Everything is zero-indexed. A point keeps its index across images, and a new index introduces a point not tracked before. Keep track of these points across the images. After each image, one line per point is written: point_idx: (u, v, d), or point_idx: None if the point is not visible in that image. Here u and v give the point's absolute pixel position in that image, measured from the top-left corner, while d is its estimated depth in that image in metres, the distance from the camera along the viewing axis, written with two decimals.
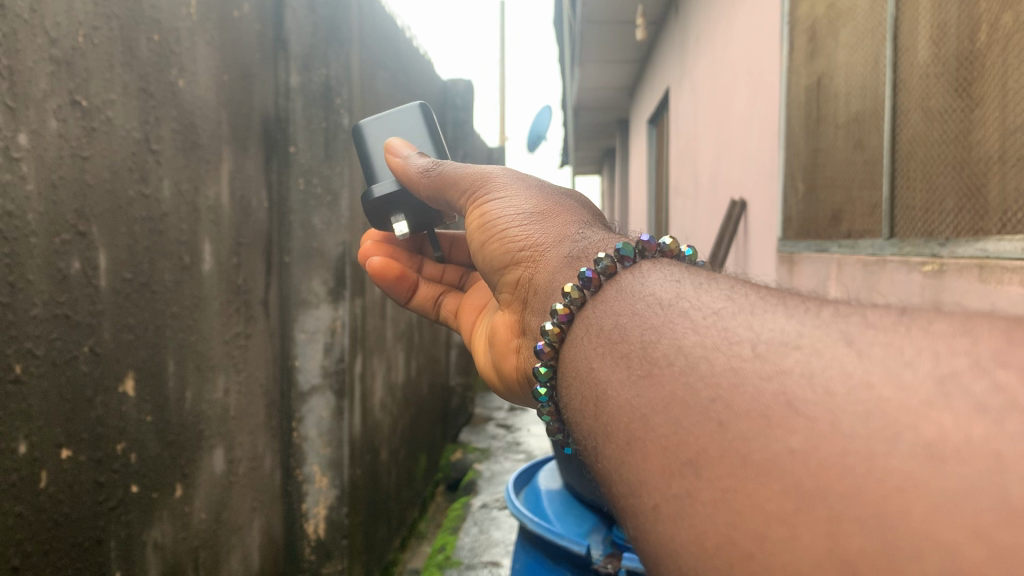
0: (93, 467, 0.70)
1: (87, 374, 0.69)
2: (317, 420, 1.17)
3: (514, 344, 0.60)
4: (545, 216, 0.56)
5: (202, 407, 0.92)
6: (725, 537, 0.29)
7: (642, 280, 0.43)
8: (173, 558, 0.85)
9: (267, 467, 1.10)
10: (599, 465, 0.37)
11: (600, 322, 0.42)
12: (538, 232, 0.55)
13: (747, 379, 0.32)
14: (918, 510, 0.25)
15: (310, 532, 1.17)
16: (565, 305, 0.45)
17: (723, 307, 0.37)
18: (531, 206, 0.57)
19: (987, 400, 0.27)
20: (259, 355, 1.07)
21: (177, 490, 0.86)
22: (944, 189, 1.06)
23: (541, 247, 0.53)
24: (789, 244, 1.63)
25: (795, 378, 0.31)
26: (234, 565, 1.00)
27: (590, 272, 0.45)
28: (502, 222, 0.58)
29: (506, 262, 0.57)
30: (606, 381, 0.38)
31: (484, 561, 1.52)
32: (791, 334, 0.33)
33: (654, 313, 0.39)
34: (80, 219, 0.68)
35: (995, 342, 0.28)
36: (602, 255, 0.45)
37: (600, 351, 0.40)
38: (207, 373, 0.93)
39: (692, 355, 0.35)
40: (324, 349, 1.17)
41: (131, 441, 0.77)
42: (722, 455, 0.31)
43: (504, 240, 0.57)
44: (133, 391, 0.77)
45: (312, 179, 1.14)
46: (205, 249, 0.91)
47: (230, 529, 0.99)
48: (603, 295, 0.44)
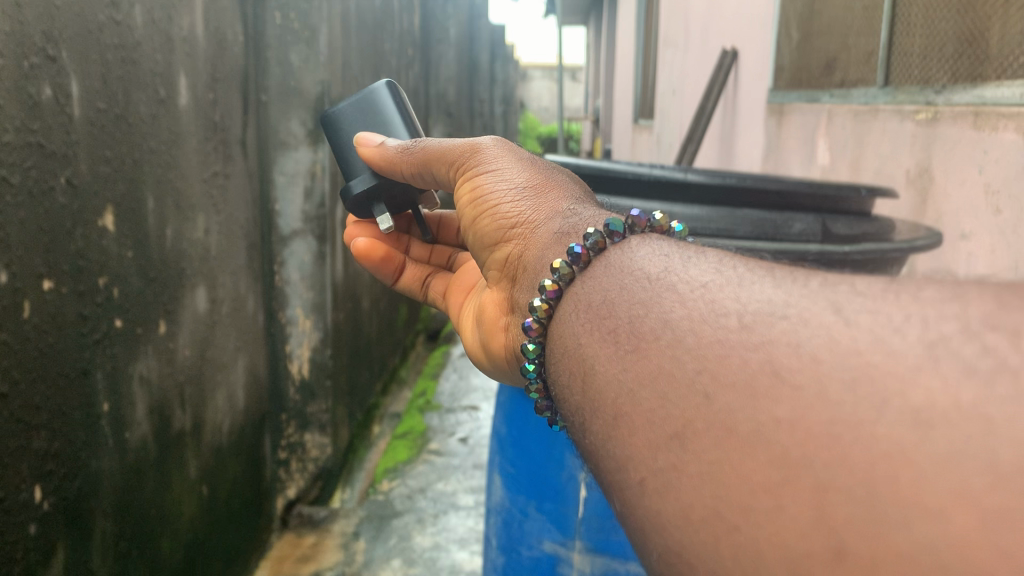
0: (75, 299, 0.70)
1: (66, 206, 0.68)
2: (298, 264, 1.17)
3: (504, 321, 0.48)
4: (538, 188, 0.46)
5: (183, 245, 0.91)
6: (711, 509, 0.25)
7: (634, 255, 0.34)
8: (159, 392, 0.87)
9: (249, 308, 1.10)
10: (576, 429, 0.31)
11: (589, 299, 0.34)
12: (529, 206, 0.45)
13: (733, 349, 0.26)
14: (903, 475, 0.22)
15: (294, 373, 1.19)
16: (553, 281, 0.36)
17: (715, 279, 0.29)
18: (521, 179, 0.47)
19: (977, 362, 0.22)
20: (239, 195, 1.05)
21: (160, 326, 0.87)
22: (945, 33, 1.02)
23: (532, 223, 0.44)
24: (778, 96, 1.60)
25: (780, 346, 0.25)
26: (218, 401, 1.02)
27: (578, 247, 0.35)
28: (486, 191, 0.48)
29: (490, 245, 0.47)
30: (593, 357, 0.31)
31: (463, 405, 1.59)
32: (776, 303, 0.27)
33: (642, 287, 0.31)
34: (48, 42, 0.64)
35: (985, 305, 0.23)
36: (589, 229, 0.36)
37: (588, 328, 0.32)
38: (187, 211, 0.92)
39: (680, 327, 0.28)
40: (305, 191, 1.15)
41: (113, 276, 0.77)
42: (708, 426, 0.25)
43: (490, 218, 0.47)
44: (113, 226, 0.76)
45: (289, 13, 1.09)
46: (180, 82, 0.88)
47: (214, 366, 1.01)
48: (590, 275, 0.35)
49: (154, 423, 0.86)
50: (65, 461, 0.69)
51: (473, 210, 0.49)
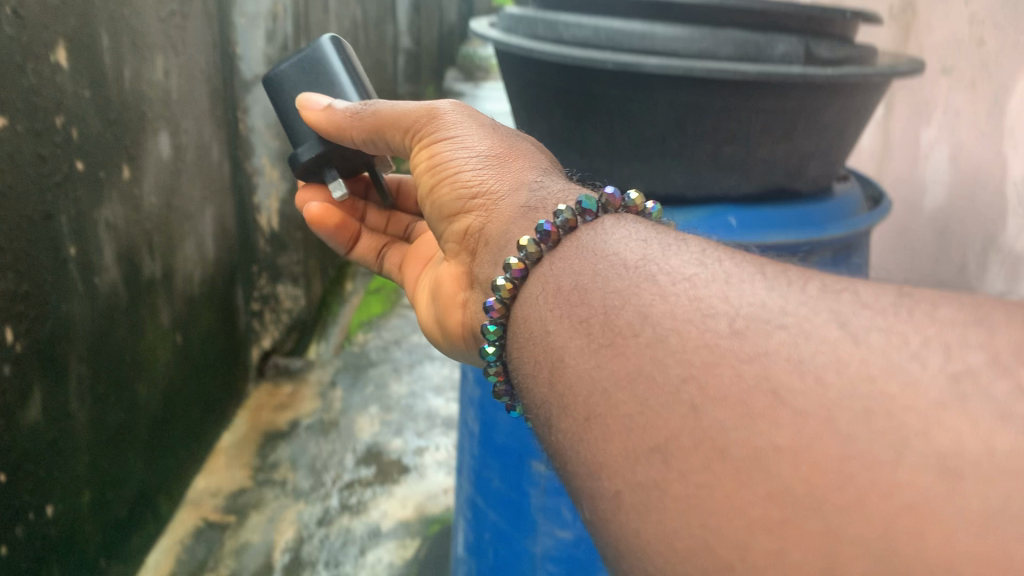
0: (32, 140, 0.66)
1: (12, 39, 0.62)
2: (262, 112, 1.12)
3: (461, 298, 0.47)
4: (501, 160, 0.45)
5: (142, 87, 0.86)
6: (699, 540, 0.24)
7: (607, 238, 0.34)
8: (126, 240, 0.85)
9: (214, 157, 1.06)
10: (543, 414, 0.31)
11: (559, 283, 0.34)
12: (491, 176, 0.44)
13: (722, 358, 0.26)
14: (933, 536, 0.21)
15: (264, 225, 1.18)
16: (520, 259, 0.36)
17: (697, 275, 0.30)
18: (484, 149, 0.46)
19: (1011, 406, 0.23)
20: (199, 36, 0.99)
21: (124, 172, 0.83)
22: None
23: (496, 197, 0.43)
24: None
25: (777, 361, 0.25)
26: (188, 251, 1.00)
27: (547, 225, 0.36)
28: (445, 156, 0.46)
29: (448, 214, 0.46)
30: (562, 348, 0.31)
31: None
32: (772, 309, 0.27)
33: (617, 276, 0.31)
34: None
35: (1012, 336, 0.25)
36: (561, 206, 0.36)
37: (557, 314, 0.32)
38: (145, 52, 0.86)
39: (660, 324, 0.28)
40: (267, 35, 1.09)
41: (70, 116, 0.72)
42: (696, 444, 0.25)
43: (449, 187, 0.45)
44: (66, 62, 0.71)
45: None
46: None
47: (181, 216, 0.98)
48: (562, 254, 0.35)
49: (122, 269, 0.84)
50: (35, 303, 0.68)
51: (433, 173, 0.47)
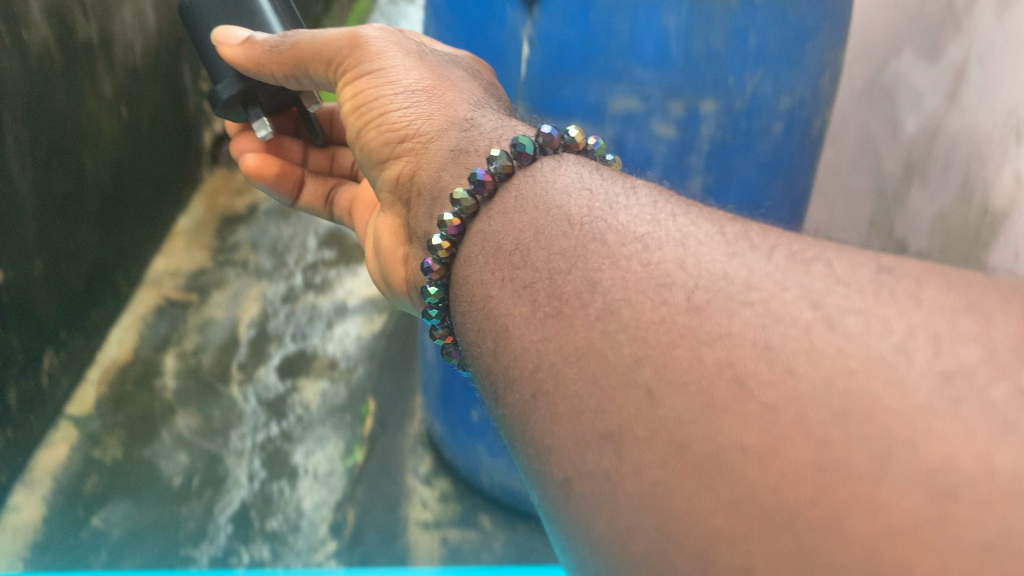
0: None
1: None
2: None
3: (400, 253, 0.46)
4: (430, 95, 0.42)
5: None
6: (654, 544, 0.22)
7: (548, 193, 0.32)
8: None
9: None
10: (489, 387, 0.29)
11: (501, 242, 0.32)
12: (421, 115, 0.41)
13: (681, 339, 0.24)
14: (922, 567, 0.18)
15: None
16: (454, 213, 0.34)
17: (649, 233, 0.28)
18: (411, 81, 0.43)
19: (1012, 414, 0.20)
20: None
21: None
22: None
23: (426, 139, 0.41)
24: None
25: (743, 346, 0.23)
26: (127, 19, 0.90)
27: (481, 174, 0.34)
28: (371, 89, 0.43)
29: (375, 154, 0.44)
30: (506, 313, 0.29)
31: None
32: (735, 280, 0.25)
33: (562, 236, 0.29)
34: None
35: (1009, 329, 0.22)
36: (494, 152, 0.34)
37: (499, 277, 0.30)
38: None
39: (612, 295, 0.26)
40: None
41: None
42: (652, 435, 0.23)
43: (380, 126, 0.43)
44: None
45: None
46: None
47: None
48: (502, 204, 0.33)
49: (54, 29, 0.74)
50: None
51: (359, 108, 0.44)
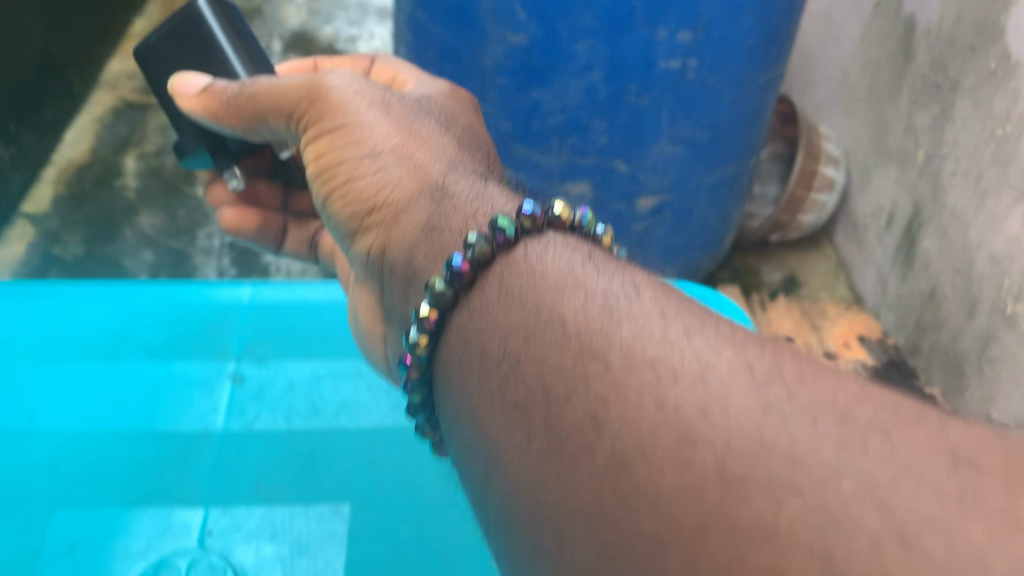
0: None
1: None
2: None
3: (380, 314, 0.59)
4: (397, 155, 0.52)
5: None
6: None
7: (529, 277, 0.40)
8: None
9: None
10: (484, 498, 0.38)
11: (486, 346, 0.40)
12: (390, 181, 0.51)
13: (699, 510, 0.29)
14: None
15: None
16: (430, 307, 0.42)
17: (655, 359, 0.34)
18: (378, 144, 0.53)
19: None
20: None
21: None
22: None
23: (395, 206, 0.50)
24: None
25: (807, 544, 0.27)
26: None
27: (458, 260, 0.41)
28: (342, 145, 0.54)
29: (350, 218, 0.54)
30: (502, 440, 0.37)
31: None
32: (781, 456, 0.29)
33: (558, 350, 0.36)
34: None
35: None
36: (471, 238, 0.41)
37: (485, 390, 0.39)
38: None
39: (630, 439, 0.32)
40: None
41: None
42: None
43: (352, 188, 0.53)
44: None
45: None
46: None
47: None
48: (483, 295, 0.41)
49: None
50: None
51: (337, 164, 0.54)
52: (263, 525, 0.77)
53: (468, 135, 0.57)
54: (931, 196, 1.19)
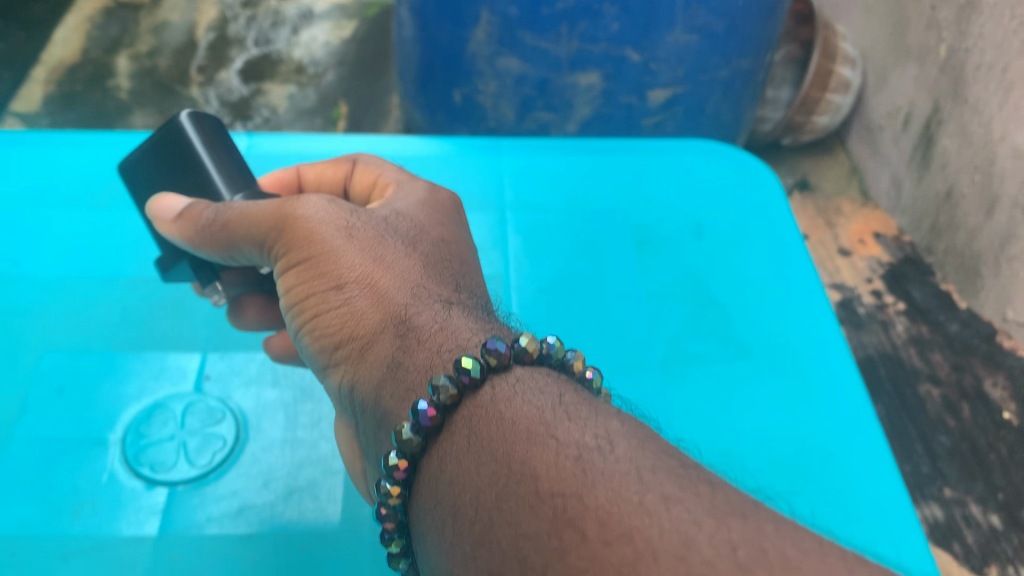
0: None
1: None
2: None
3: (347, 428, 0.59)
4: (366, 293, 0.52)
5: None
6: None
7: (494, 424, 0.43)
8: None
9: None
10: None
11: (456, 502, 0.41)
12: (361, 323, 0.51)
13: None
14: None
15: None
16: (400, 455, 0.45)
17: (632, 529, 0.35)
18: (344, 280, 0.52)
19: None
20: None
21: None
22: None
23: (368, 352, 0.50)
24: None
25: None
26: None
27: (423, 406, 0.43)
28: (306, 278, 0.53)
29: (316, 352, 0.54)
30: None
31: None
32: None
33: (528, 517, 0.37)
34: None
35: None
36: (436, 384, 0.44)
37: (456, 549, 0.40)
38: None
39: None
40: None
41: None
42: None
43: (319, 325, 0.52)
44: None
45: None
46: None
47: None
48: (452, 444, 0.44)
49: None
50: None
51: (308, 291, 0.53)
52: (263, 370, 0.80)
53: (434, 253, 0.56)
54: (951, 94, 1.16)
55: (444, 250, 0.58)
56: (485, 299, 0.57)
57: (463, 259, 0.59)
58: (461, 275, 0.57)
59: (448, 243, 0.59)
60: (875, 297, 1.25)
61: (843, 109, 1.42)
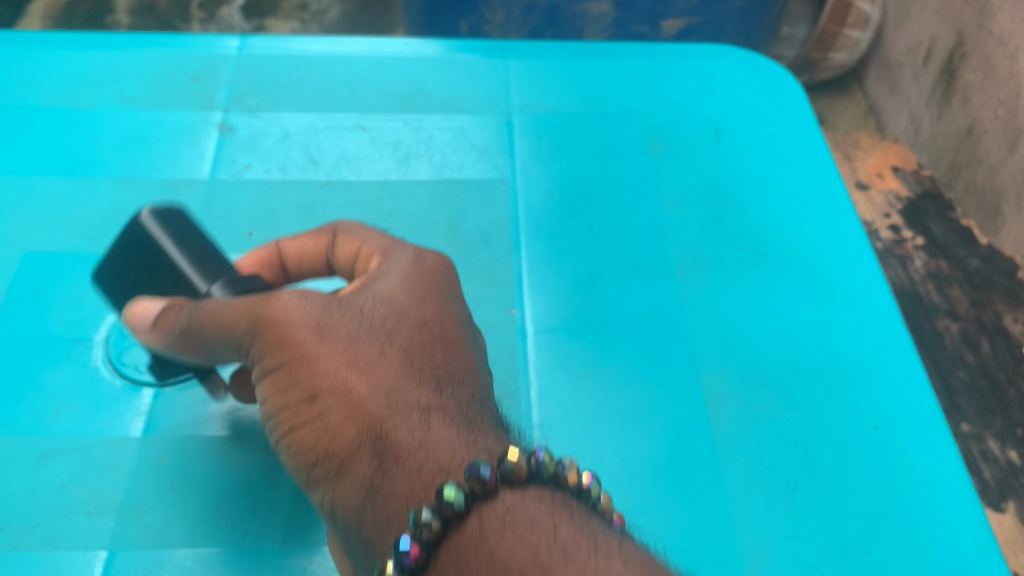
0: None
1: None
2: None
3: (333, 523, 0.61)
4: (341, 402, 0.53)
5: None
6: None
7: (483, 557, 0.45)
8: None
9: None
10: None
11: None
12: (338, 435, 0.53)
13: None
14: None
15: None
16: None
17: None
18: (317, 387, 0.53)
19: None
20: None
21: None
22: None
23: (348, 469, 0.52)
24: None
25: None
26: None
27: (408, 541, 0.46)
28: (284, 380, 0.54)
29: (299, 464, 0.56)
30: None
31: None
32: None
33: None
34: None
35: None
36: (421, 515, 0.46)
37: None
38: None
39: None
40: None
41: None
42: None
43: (301, 437, 0.54)
44: None
45: None
46: None
47: None
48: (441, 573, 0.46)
49: None
50: None
51: (286, 400, 0.55)
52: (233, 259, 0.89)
53: (416, 341, 0.57)
54: (975, 26, 1.26)
55: (429, 329, 0.58)
56: (463, 382, 0.57)
57: (446, 333, 0.59)
58: (443, 356, 0.57)
59: (432, 318, 0.59)
60: (893, 232, 1.34)
61: (860, 47, 1.49)
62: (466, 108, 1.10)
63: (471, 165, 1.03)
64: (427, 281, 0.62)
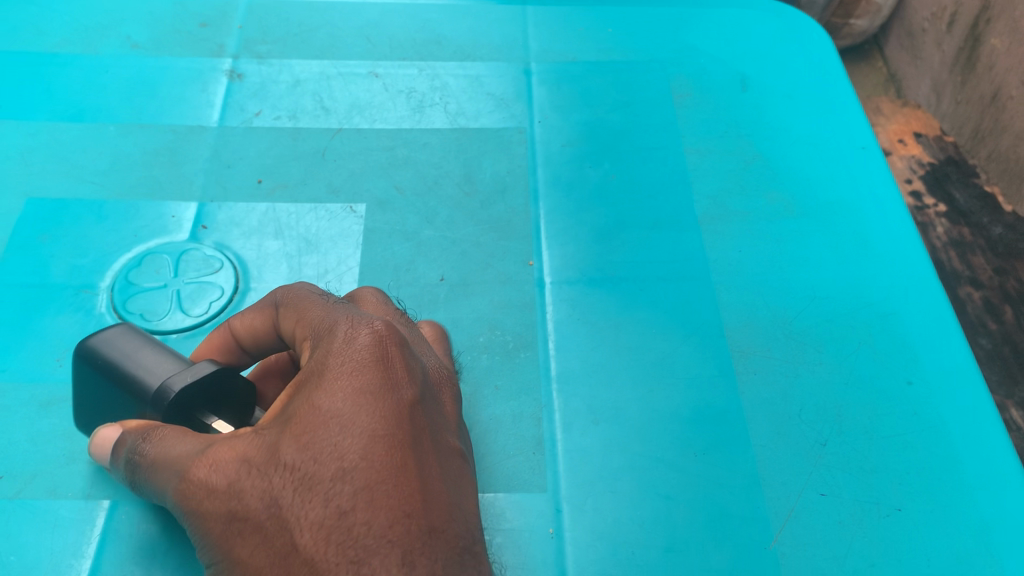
0: None
1: None
2: None
3: None
4: (233, 547, 0.65)
5: None
6: None
7: None
8: None
9: None
10: None
11: None
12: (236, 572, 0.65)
13: None
14: None
15: None
16: None
17: None
18: (219, 530, 0.66)
19: None
20: None
21: None
22: None
23: None
24: None
25: None
26: None
27: None
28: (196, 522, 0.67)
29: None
30: None
31: None
32: None
33: None
34: None
35: None
36: None
37: None
38: None
39: None
40: None
41: None
42: None
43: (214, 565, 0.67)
44: None
45: None
46: None
47: None
48: None
49: None
50: None
51: (202, 539, 0.68)
52: (265, 220, 1.22)
53: (325, 483, 0.63)
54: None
55: (334, 464, 0.63)
56: (384, 504, 0.61)
57: (357, 458, 0.63)
58: (352, 484, 0.62)
59: (337, 449, 0.64)
60: (915, 199, 1.88)
61: (877, 15, 2.17)
62: (479, 56, 1.51)
63: (484, 117, 1.41)
64: (342, 402, 0.66)
